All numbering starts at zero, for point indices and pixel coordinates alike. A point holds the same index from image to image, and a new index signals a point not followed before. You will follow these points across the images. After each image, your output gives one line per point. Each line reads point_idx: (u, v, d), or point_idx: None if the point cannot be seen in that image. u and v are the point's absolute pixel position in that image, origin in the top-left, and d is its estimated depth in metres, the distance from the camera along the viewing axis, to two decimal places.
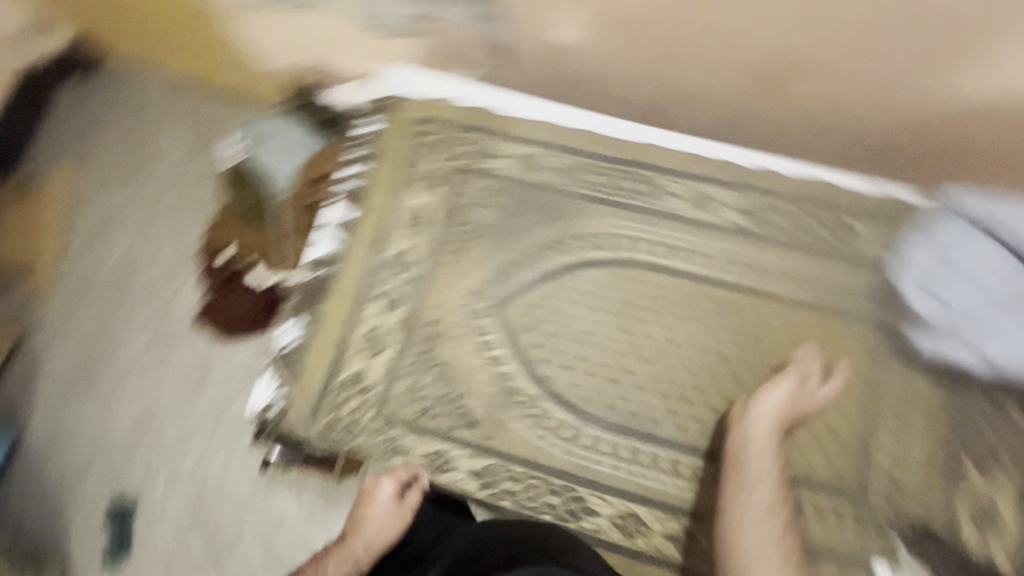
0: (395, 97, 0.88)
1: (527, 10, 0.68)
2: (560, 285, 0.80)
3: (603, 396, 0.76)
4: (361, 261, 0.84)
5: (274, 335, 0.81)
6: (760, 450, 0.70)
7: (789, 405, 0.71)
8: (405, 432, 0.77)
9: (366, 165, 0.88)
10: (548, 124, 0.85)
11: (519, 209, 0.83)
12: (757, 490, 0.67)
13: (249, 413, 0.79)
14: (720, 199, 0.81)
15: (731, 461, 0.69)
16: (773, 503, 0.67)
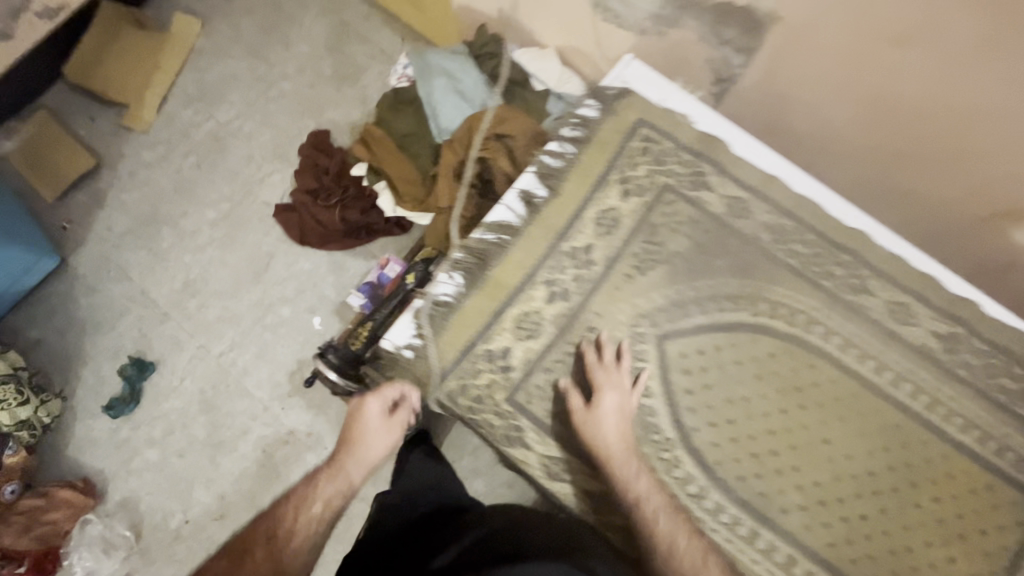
0: (627, 91, 0.83)
1: (781, 57, 0.88)
2: (733, 343, 0.76)
3: (738, 467, 0.73)
4: (540, 241, 0.79)
5: (435, 283, 0.77)
6: (607, 412, 0.71)
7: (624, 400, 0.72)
8: (531, 426, 0.74)
9: (576, 148, 0.82)
10: (772, 179, 0.81)
11: (715, 252, 0.79)
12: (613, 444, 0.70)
13: (387, 345, 0.77)
14: (922, 319, 0.76)
15: (602, 460, 0.70)
16: (619, 446, 0.70)
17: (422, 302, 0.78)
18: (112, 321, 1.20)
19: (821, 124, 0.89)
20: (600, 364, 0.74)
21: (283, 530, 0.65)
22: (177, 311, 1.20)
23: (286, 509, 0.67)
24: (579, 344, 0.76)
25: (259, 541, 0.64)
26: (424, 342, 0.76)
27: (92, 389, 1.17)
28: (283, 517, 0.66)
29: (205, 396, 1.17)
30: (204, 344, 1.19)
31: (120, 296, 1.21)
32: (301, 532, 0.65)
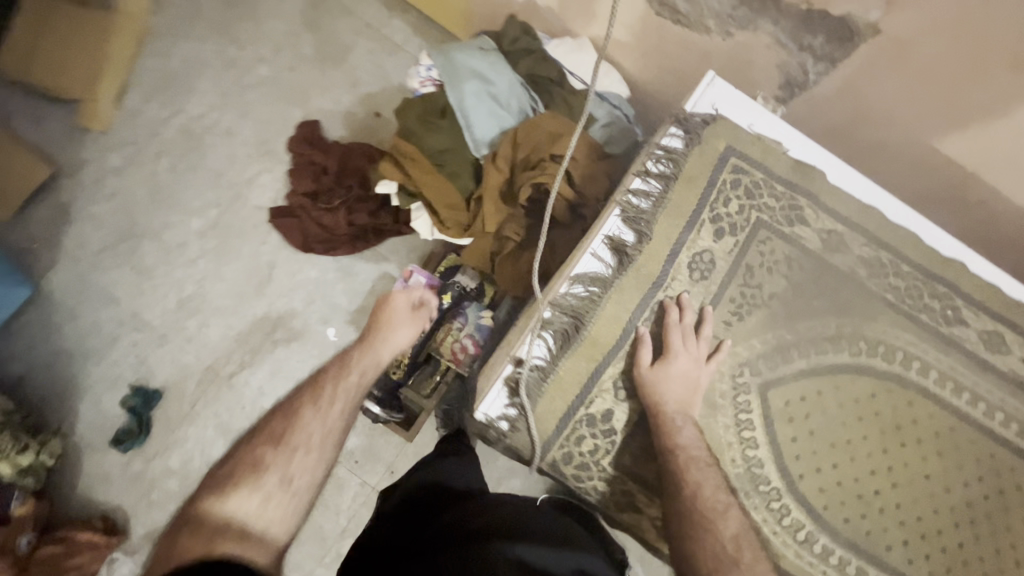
0: (715, 117, 0.76)
1: (884, 63, 0.79)
2: (835, 385, 0.75)
3: (844, 510, 0.74)
4: (634, 292, 0.73)
5: (528, 349, 0.71)
6: (684, 371, 0.70)
7: (690, 357, 0.71)
8: (639, 488, 0.72)
9: (664, 185, 0.75)
10: (868, 208, 0.77)
11: (813, 292, 0.76)
12: (677, 393, 0.69)
13: (479, 417, 0.72)
14: (1014, 348, 0.77)
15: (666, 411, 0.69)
16: (684, 394, 0.70)
17: (515, 367, 0.72)
18: (106, 351, 1.38)
19: (897, 135, 0.88)
20: (681, 326, 0.72)
21: (304, 415, 0.79)
22: (176, 332, 1.41)
23: (311, 413, 0.79)
24: (662, 302, 0.74)
25: (281, 432, 0.76)
26: (521, 411, 0.72)
27: (94, 424, 1.35)
28: (306, 424, 0.78)
29: (221, 418, 1.38)
30: (211, 365, 1.40)
31: (110, 321, 1.40)
32: (318, 430, 0.77)
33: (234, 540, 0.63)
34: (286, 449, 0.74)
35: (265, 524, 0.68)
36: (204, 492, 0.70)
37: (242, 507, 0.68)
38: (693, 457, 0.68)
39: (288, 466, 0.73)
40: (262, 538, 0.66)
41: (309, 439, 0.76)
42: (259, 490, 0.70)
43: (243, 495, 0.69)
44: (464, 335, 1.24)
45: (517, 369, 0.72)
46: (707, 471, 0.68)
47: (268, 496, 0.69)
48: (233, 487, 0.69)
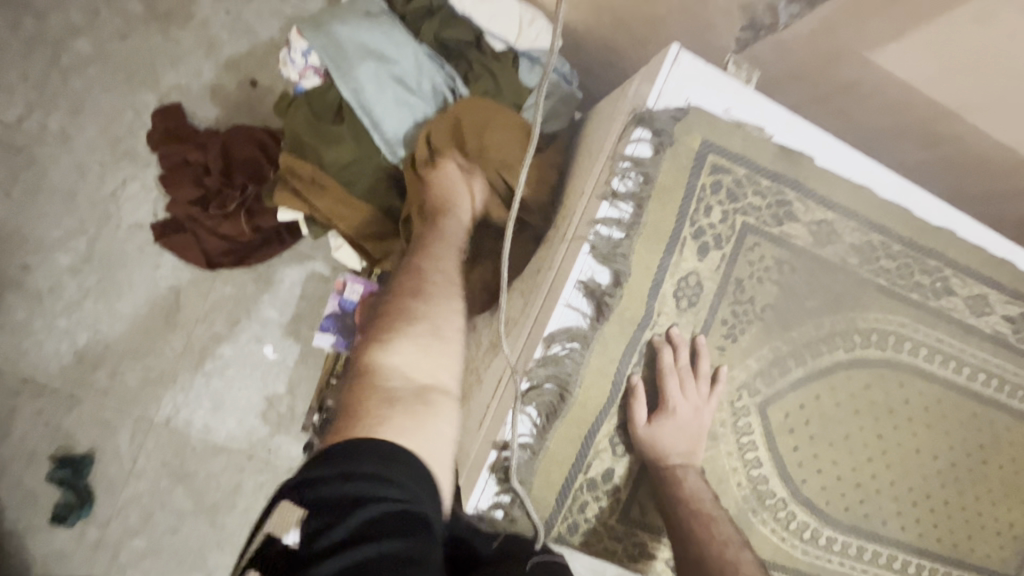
0: (687, 109, 0.62)
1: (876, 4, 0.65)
2: (830, 385, 0.71)
3: (845, 500, 0.74)
4: (619, 339, 0.64)
5: (513, 432, 0.61)
6: (684, 420, 0.63)
7: (689, 400, 0.63)
8: (649, 535, 0.69)
9: (637, 204, 0.62)
10: (858, 188, 0.68)
11: (807, 294, 0.68)
12: (678, 444, 0.63)
13: (470, 510, 0.65)
14: (996, 307, 0.75)
15: (669, 465, 0.63)
16: (684, 441, 0.63)
17: (500, 453, 0.63)
18: (7, 426, 1.24)
19: (882, 79, 0.74)
20: (678, 369, 0.64)
21: (436, 275, 0.69)
22: (86, 388, 1.27)
23: (429, 261, 0.70)
24: (651, 342, 0.65)
25: (420, 282, 0.69)
26: (515, 496, 0.64)
27: (25, 506, 1.24)
28: (416, 322, 0.66)
29: (172, 466, 1.29)
30: (142, 414, 1.29)
31: (1, 390, 1.25)
32: (446, 275, 0.70)
33: (405, 403, 0.61)
34: (428, 299, 0.68)
35: (431, 376, 0.65)
36: (377, 326, 0.67)
37: (405, 358, 0.64)
38: (703, 510, 0.62)
39: (419, 351, 0.65)
40: (426, 389, 0.64)
41: (429, 350, 0.66)
42: (416, 339, 0.65)
43: (404, 345, 0.65)
44: None
45: (501, 453, 0.63)
46: (717, 516, 0.62)
47: (426, 345, 0.65)
48: (402, 331, 0.65)
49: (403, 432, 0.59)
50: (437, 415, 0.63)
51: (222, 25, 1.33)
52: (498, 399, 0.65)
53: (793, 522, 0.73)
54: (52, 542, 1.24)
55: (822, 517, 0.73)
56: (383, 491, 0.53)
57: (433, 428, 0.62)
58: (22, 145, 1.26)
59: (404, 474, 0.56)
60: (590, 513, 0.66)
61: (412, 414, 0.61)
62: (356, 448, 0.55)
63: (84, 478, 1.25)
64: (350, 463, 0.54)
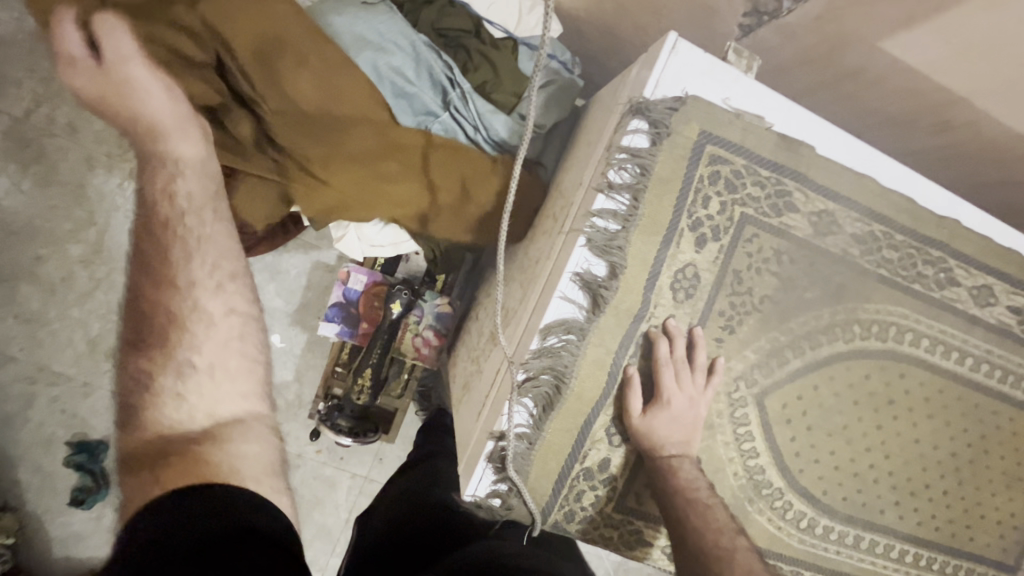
0: (685, 99, 0.61)
1: None
2: (829, 377, 0.71)
3: (843, 490, 0.74)
4: (615, 330, 0.64)
5: (509, 422, 0.62)
6: (679, 411, 0.64)
7: (683, 392, 0.64)
8: (645, 523, 0.70)
9: (633, 196, 0.62)
10: (860, 178, 0.67)
11: (806, 285, 0.68)
12: (673, 434, 0.64)
13: (468, 498, 0.66)
14: (1001, 298, 0.74)
15: (665, 455, 0.64)
16: (678, 431, 0.64)
17: (496, 443, 0.64)
18: (25, 413, 1.27)
19: (888, 64, 0.72)
20: (674, 361, 0.64)
21: (178, 275, 0.59)
22: (100, 377, 1.31)
23: (170, 271, 0.59)
24: (648, 333, 0.65)
25: (169, 303, 0.58)
26: (513, 485, 0.65)
27: (44, 490, 1.28)
28: (162, 336, 0.57)
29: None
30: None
31: (17, 379, 1.27)
32: (200, 275, 0.60)
33: (176, 453, 0.52)
34: (184, 315, 0.58)
35: (216, 404, 0.57)
36: (129, 400, 0.56)
37: (169, 416, 0.55)
38: (699, 500, 0.63)
39: (193, 367, 0.57)
40: (214, 424, 0.56)
41: (191, 351, 0.58)
42: (175, 374, 0.56)
43: (167, 407, 0.56)
44: (424, 327, 1.16)
45: (498, 442, 0.64)
46: (713, 505, 0.63)
47: (194, 383, 0.57)
48: (158, 391, 0.56)
49: (217, 446, 0.54)
50: (240, 440, 0.57)
51: None
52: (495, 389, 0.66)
53: (789, 511, 0.73)
54: (70, 524, 1.28)
55: (819, 506, 0.74)
56: (223, 515, 0.49)
57: (230, 455, 0.55)
58: (29, 138, 1.27)
59: (245, 500, 0.51)
60: (587, 500, 0.67)
61: (210, 437, 0.55)
62: (194, 483, 0.50)
63: (100, 462, 1.28)
64: (189, 497, 0.49)
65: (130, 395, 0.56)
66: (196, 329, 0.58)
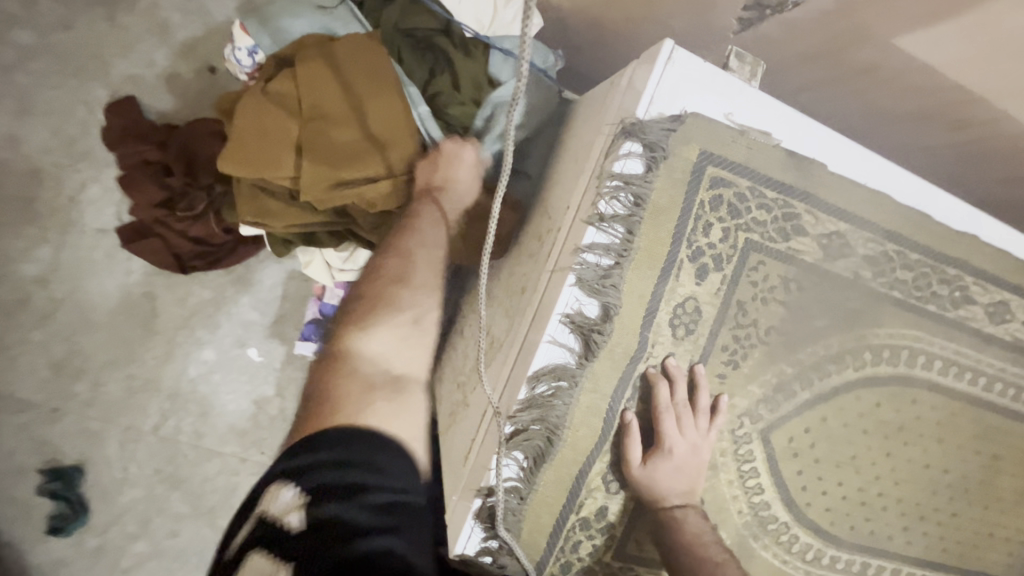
0: (683, 118, 0.54)
1: None
2: (838, 407, 0.67)
3: (851, 520, 0.70)
4: (610, 373, 0.58)
5: (498, 478, 0.57)
6: (682, 458, 0.59)
7: (687, 438, 0.59)
8: (646, 569, 0.65)
9: (628, 228, 0.55)
10: (874, 195, 0.61)
11: (814, 313, 0.63)
12: (675, 484, 0.59)
13: (456, 554, 0.61)
14: (1017, 314, 0.69)
15: (669, 507, 0.59)
16: (681, 480, 0.59)
17: (485, 500, 0.59)
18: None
19: (904, 62, 0.66)
20: (675, 406, 0.59)
21: (421, 259, 0.68)
22: (67, 402, 1.21)
23: (416, 239, 0.68)
24: (646, 375, 0.59)
25: (405, 268, 0.67)
26: (503, 542, 0.60)
27: (17, 521, 1.19)
28: (386, 317, 0.66)
29: (165, 473, 1.24)
30: (129, 424, 1.23)
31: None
32: (431, 271, 0.68)
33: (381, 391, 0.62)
34: (415, 290, 0.67)
35: (404, 365, 0.66)
36: (358, 308, 0.67)
37: (382, 344, 0.65)
38: (707, 556, 0.59)
39: (403, 351, 0.66)
40: (400, 377, 0.65)
41: (409, 339, 0.67)
42: (395, 329, 0.66)
43: (385, 333, 0.65)
44: None
45: (486, 499, 0.59)
46: (723, 562, 0.59)
47: (405, 336, 0.66)
48: (384, 319, 0.66)
49: (381, 418, 0.61)
50: (414, 403, 0.64)
51: (172, 5, 1.22)
52: (484, 439, 0.61)
53: (796, 545, 0.70)
54: (50, 552, 1.19)
55: (826, 538, 0.70)
56: (382, 482, 0.55)
57: (411, 406, 0.64)
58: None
59: (401, 467, 0.59)
60: (581, 551, 0.63)
61: (390, 401, 0.62)
62: (362, 439, 0.58)
63: (77, 488, 1.19)
64: (356, 453, 0.56)
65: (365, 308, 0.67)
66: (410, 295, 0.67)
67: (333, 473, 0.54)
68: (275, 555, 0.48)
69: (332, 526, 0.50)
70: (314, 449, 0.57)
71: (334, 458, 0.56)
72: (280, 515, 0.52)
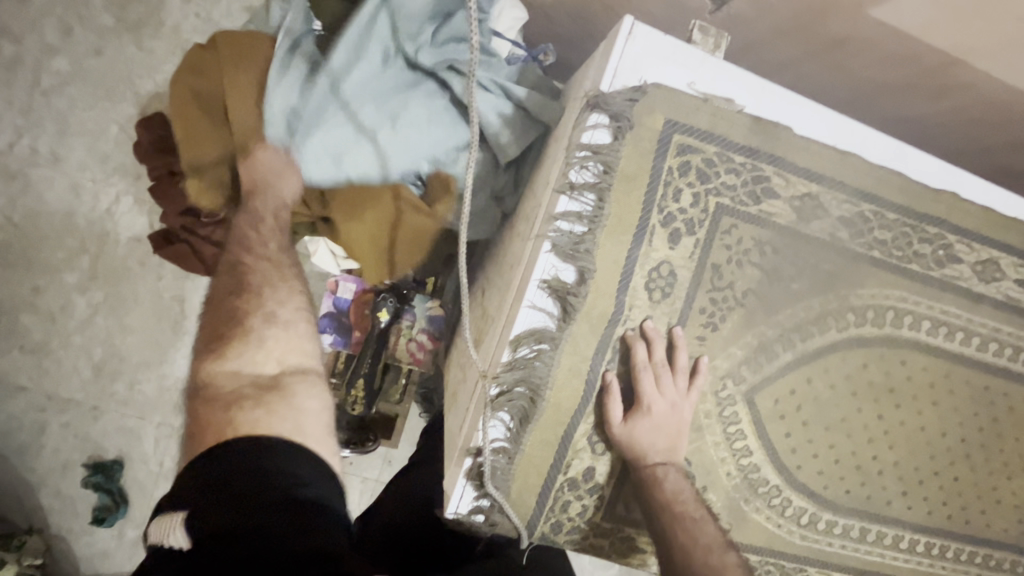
0: (645, 88, 0.57)
1: None
2: (823, 368, 0.67)
3: (844, 484, 0.70)
4: (589, 336, 0.61)
5: (485, 438, 0.60)
6: (661, 417, 0.61)
7: (663, 398, 0.61)
8: (636, 530, 0.67)
9: (598, 195, 0.58)
10: (846, 156, 0.62)
11: (791, 275, 0.64)
12: (655, 442, 0.61)
13: (449, 514, 0.64)
14: (1008, 272, 0.69)
15: (650, 465, 0.61)
16: (659, 439, 0.61)
17: (474, 459, 0.62)
18: (39, 441, 1.27)
19: (874, 28, 0.67)
20: (653, 366, 0.61)
21: (251, 262, 0.70)
22: (107, 400, 1.30)
23: (247, 242, 0.71)
24: (625, 337, 0.62)
25: (239, 279, 0.68)
26: (494, 501, 0.63)
27: (65, 512, 1.27)
28: (230, 351, 0.64)
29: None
30: (164, 419, 1.31)
31: (28, 408, 1.27)
32: (268, 268, 0.70)
33: (250, 399, 0.60)
34: (257, 291, 0.68)
35: (285, 361, 0.66)
36: (208, 341, 0.66)
37: (238, 361, 0.64)
38: (685, 513, 0.60)
39: (262, 360, 0.64)
40: (275, 376, 0.64)
41: (265, 343, 0.65)
42: (249, 339, 0.65)
43: (247, 349, 0.64)
44: (417, 331, 1.12)
45: (474, 459, 0.62)
46: (701, 518, 0.60)
47: (261, 340, 0.65)
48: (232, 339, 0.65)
49: (260, 420, 0.58)
50: (286, 401, 0.62)
51: (194, 29, 1.32)
52: (473, 403, 0.64)
53: (788, 508, 0.70)
54: (94, 542, 1.28)
55: (820, 502, 0.70)
56: (283, 479, 0.54)
57: (289, 407, 0.61)
58: (15, 170, 1.27)
59: (310, 469, 0.56)
60: (568, 510, 0.65)
61: (262, 402, 0.60)
62: (266, 446, 0.56)
63: (116, 481, 1.27)
64: (257, 458, 0.55)
65: (211, 343, 0.65)
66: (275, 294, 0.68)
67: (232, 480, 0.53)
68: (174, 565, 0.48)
69: (219, 537, 0.49)
70: (209, 462, 0.55)
71: (234, 465, 0.54)
72: (166, 534, 0.51)
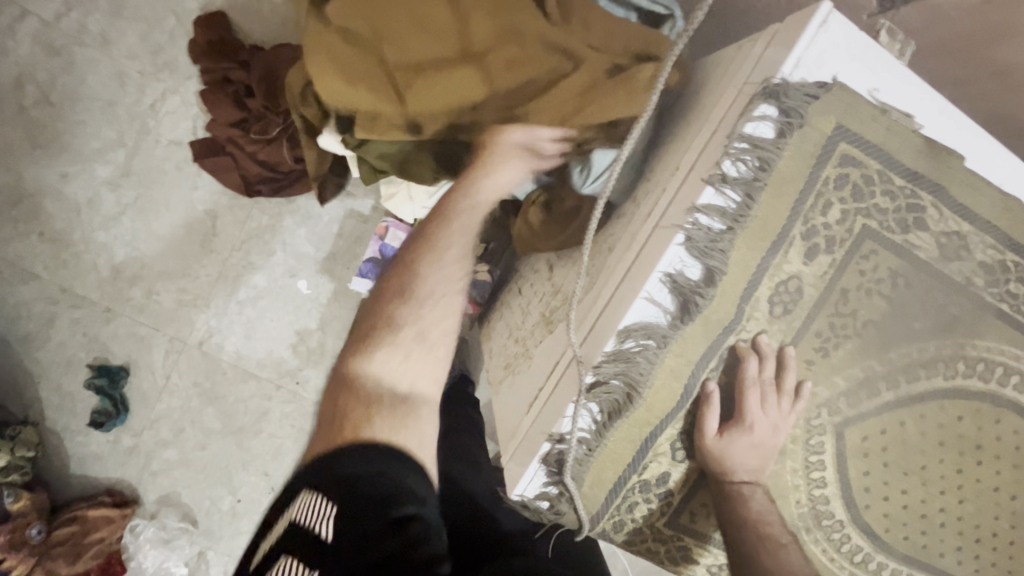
0: (830, 86, 0.52)
1: None
2: (920, 414, 0.64)
3: (906, 530, 0.69)
4: (698, 342, 0.58)
5: (573, 425, 0.57)
6: (760, 435, 0.60)
7: (764, 425, 0.59)
8: (694, 540, 0.66)
9: (748, 192, 0.54)
10: (1004, 196, 0.58)
11: (914, 314, 0.60)
12: (743, 460, 0.60)
13: (517, 495, 0.63)
14: None
15: (736, 481, 0.61)
16: (750, 460, 0.60)
17: (555, 445, 0.59)
18: (46, 333, 1.20)
19: None
20: (761, 383, 0.58)
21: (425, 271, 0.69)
22: (121, 304, 1.22)
23: (433, 255, 0.69)
24: (734, 348, 0.58)
25: (409, 282, 0.69)
26: (564, 490, 0.61)
27: (63, 410, 1.20)
28: (377, 353, 0.67)
29: (203, 386, 1.25)
30: (176, 334, 1.24)
31: (39, 298, 1.20)
32: (445, 279, 0.70)
33: (385, 404, 0.64)
34: (412, 303, 0.68)
35: (414, 382, 0.67)
36: (363, 332, 0.70)
37: (385, 364, 0.67)
38: (771, 536, 0.61)
39: (404, 380, 0.67)
40: (410, 395, 0.67)
41: (413, 358, 0.67)
42: (400, 347, 0.67)
43: (389, 354, 0.67)
44: None
45: (555, 446, 0.59)
46: (788, 544, 0.61)
47: (412, 354, 0.67)
48: (387, 339, 0.67)
49: (393, 431, 0.63)
50: (419, 420, 0.66)
51: None
52: (560, 386, 0.61)
53: (846, 545, 0.69)
54: (86, 447, 1.21)
55: (878, 543, 0.69)
56: (404, 494, 0.57)
57: (418, 430, 0.65)
58: (59, 45, 1.18)
59: (419, 484, 0.59)
60: (630, 512, 0.63)
61: (394, 416, 0.64)
62: (371, 455, 0.58)
63: (120, 388, 1.21)
64: (373, 465, 0.57)
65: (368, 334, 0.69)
66: (422, 302, 0.69)
67: (345, 486, 0.55)
68: (301, 558, 0.51)
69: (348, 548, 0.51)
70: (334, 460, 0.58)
71: (349, 468, 0.57)
72: (308, 518, 0.54)
